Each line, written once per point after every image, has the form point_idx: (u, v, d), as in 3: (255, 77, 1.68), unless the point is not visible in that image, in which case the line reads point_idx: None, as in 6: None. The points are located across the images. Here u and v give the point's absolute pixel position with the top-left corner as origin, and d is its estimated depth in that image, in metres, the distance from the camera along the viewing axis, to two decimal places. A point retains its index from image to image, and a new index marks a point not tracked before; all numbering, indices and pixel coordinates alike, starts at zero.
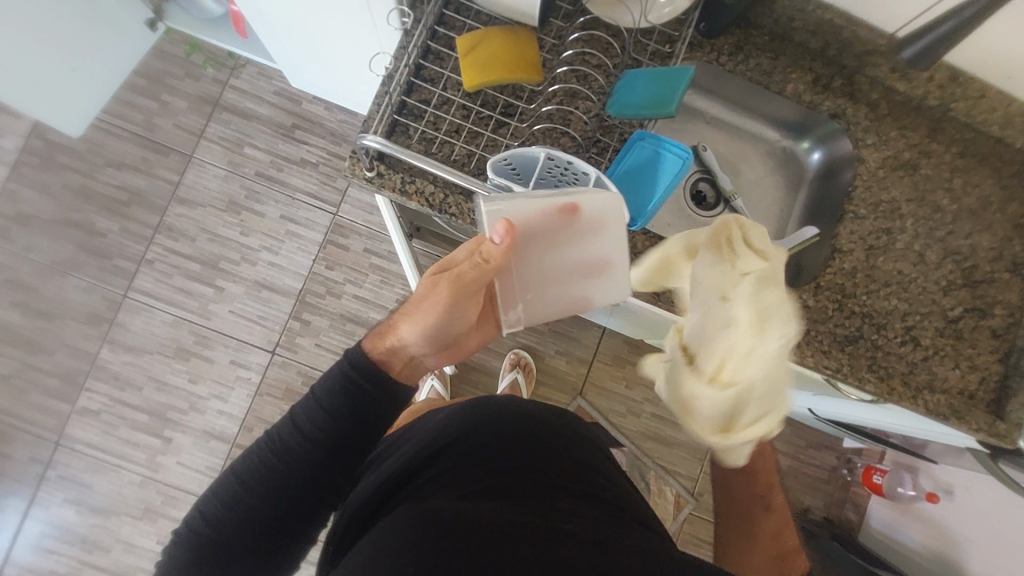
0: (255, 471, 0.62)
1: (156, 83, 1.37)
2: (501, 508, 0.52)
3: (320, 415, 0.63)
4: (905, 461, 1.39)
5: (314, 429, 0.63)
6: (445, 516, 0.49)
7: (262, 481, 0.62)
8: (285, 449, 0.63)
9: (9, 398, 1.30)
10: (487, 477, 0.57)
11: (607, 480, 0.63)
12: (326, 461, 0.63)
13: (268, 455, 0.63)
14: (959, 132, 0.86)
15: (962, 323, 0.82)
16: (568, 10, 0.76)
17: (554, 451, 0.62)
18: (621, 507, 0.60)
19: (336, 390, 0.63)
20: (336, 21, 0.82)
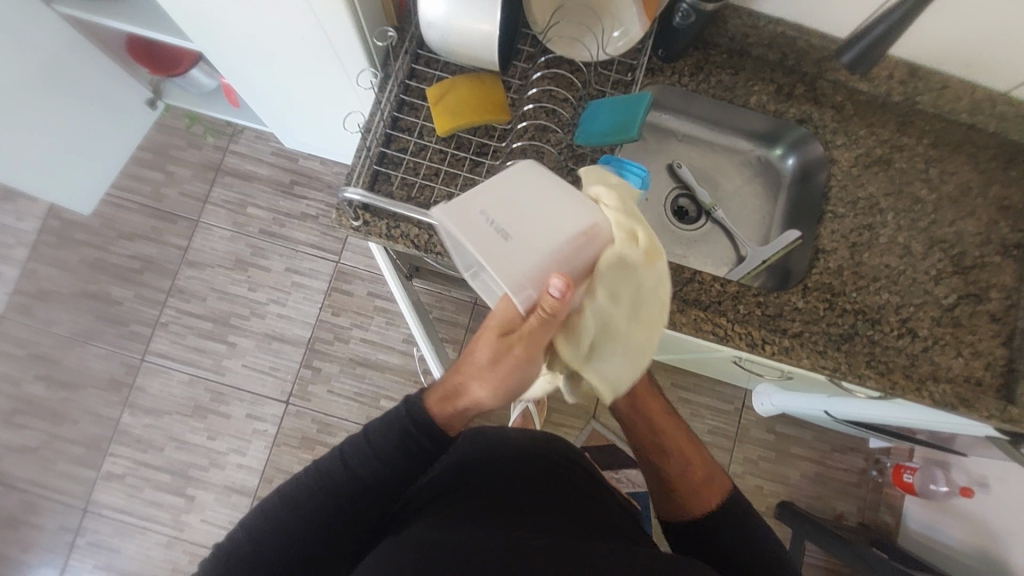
0: (298, 512, 0.60)
1: (161, 155, 1.45)
2: (480, 529, 0.54)
3: (374, 459, 0.61)
4: (935, 456, 1.35)
5: (360, 468, 0.61)
6: (427, 545, 0.52)
7: (295, 516, 0.60)
8: (331, 483, 0.61)
9: (37, 469, 1.33)
10: (468, 501, 0.59)
11: (593, 497, 0.66)
12: (365, 511, 0.62)
13: (313, 495, 0.61)
14: (928, 124, 0.88)
15: (958, 311, 0.82)
16: (531, 52, 0.81)
17: (533, 474, 0.65)
18: (597, 517, 0.62)
19: (391, 435, 0.61)
20: (317, 84, 0.88)
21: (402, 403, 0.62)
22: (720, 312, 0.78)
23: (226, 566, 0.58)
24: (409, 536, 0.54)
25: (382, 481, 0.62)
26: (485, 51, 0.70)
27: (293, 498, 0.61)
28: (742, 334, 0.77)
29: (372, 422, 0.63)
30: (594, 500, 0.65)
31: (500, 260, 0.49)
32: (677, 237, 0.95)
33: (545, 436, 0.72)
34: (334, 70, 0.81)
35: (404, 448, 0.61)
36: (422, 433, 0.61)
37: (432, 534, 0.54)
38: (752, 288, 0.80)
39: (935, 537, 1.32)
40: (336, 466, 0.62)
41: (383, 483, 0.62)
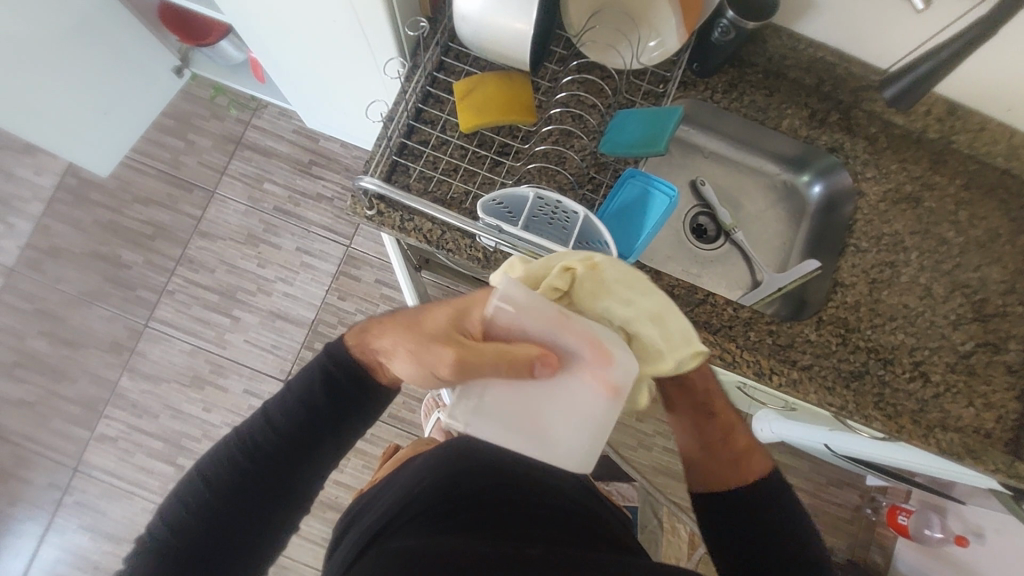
0: (230, 471, 0.63)
1: (183, 123, 1.45)
2: (467, 540, 0.54)
3: (292, 413, 0.64)
4: (932, 500, 1.33)
5: (282, 424, 0.64)
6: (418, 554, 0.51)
7: (229, 483, 0.63)
8: (256, 448, 0.64)
9: (32, 424, 1.34)
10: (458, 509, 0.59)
11: (576, 505, 0.65)
12: (289, 466, 0.64)
13: (242, 455, 0.64)
14: (962, 165, 0.85)
15: (974, 359, 0.80)
16: (563, 54, 0.79)
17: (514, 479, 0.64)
18: (582, 526, 0.61)
19: (312, 383, 0.64)
20: (344, 68, 0.87)
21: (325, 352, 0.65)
22: (731, 337, 0.76)
23: (172, 540, 0.61)
24: (399, 546, 0.53)
25: (301, 435, 0.64)
26: (517, 50, 0.69)
27: (221, 467, 0.63)
28: (750, 361, 0.76)
29: (293, 378, 0.66)
30: (575, 506, 0.65)
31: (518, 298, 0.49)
32: (692, 255, 0.93)
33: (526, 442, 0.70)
34: (362, 55, 0.80)
35: (326, 399, 0.64)
36: (342, 373, 0.64)
37: (422, 543, 0.53)
38: (765, 316, 0.79)
39: None
40: (257, 425, 0.65)
41: (302, 436, 0.64)
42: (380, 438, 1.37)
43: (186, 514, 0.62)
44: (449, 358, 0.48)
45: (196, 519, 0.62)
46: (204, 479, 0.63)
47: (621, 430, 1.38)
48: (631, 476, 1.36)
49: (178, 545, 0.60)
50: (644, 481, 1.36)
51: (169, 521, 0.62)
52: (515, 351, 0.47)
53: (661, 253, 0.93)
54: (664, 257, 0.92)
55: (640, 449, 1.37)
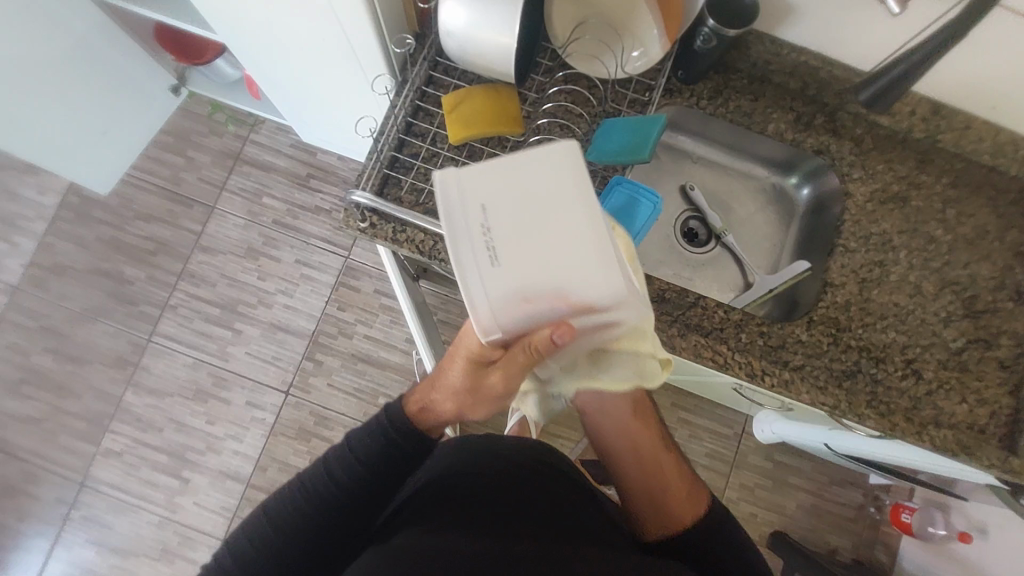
0: (290, 519, 0.60)
1: (183, 140, 1.47)
2: (463, 538, 0.55)
3: (360, 465, 0.62)
4: (936, 497, 1.32)
5: (341, 474, 0.62)
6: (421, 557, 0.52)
7: (286, 528, 0.60)
8: (314, 495, 0.62)
9: (39, 440, 1.36)
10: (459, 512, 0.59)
11: (580, 506, 0.66)
12: (352, 517, 0.62)
13: (300, 503, 0.61)
14: (949, 163, 0.86)
15: (966, 355, 0.80)
16: (549, 66, 0.81)
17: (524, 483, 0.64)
18: (585, 528, 0.62)
19: (370, 442, 0.63)
20: (337, 85, 0.89)
21: (382, 411, 0.64)
22: (722, 339, 0.77)
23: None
24: (400, 547, 0.54)
25: (362, 488, 0.62)
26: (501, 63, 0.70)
27: (282, 507, 0.61)
28: (741, 362, 0.77)
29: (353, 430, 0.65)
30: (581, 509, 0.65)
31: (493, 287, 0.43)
32: (684, 258, 0.94)
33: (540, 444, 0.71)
34: (352, 71, 0.82)
35: (387, 458, 0.63)
36: (398, 434, 0.62)
37: (423, 546, 0.53)
38: (756, 317, 0.79)
39: None
40: (316, 474, 0.63)
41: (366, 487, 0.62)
42: None
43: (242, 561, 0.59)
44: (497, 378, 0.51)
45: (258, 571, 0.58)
46: (263, 522, 0.61)
47: None
48: None
49: None
50: None
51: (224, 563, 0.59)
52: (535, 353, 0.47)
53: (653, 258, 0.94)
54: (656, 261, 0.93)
55: None
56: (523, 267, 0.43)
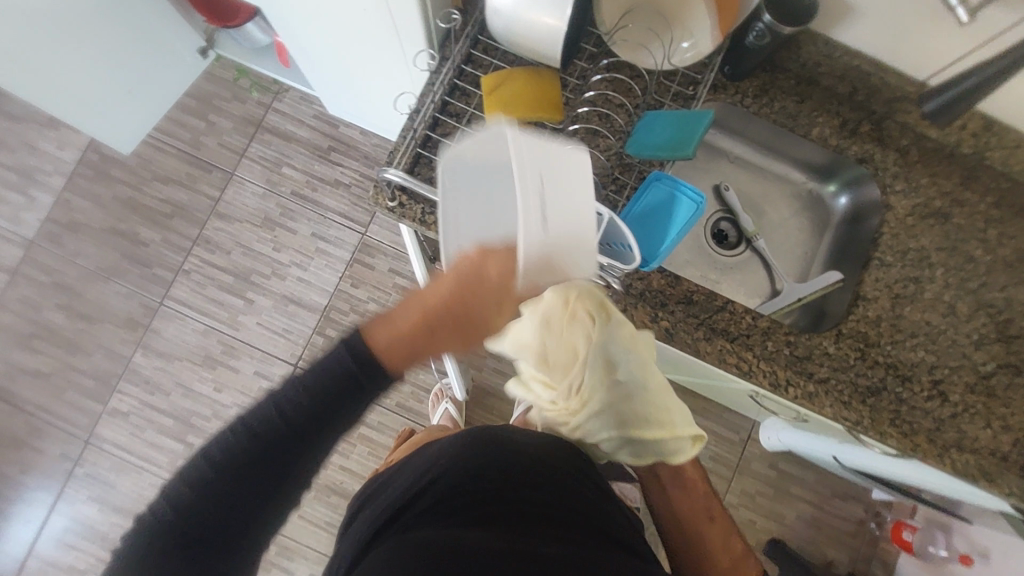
0: (230, 455, 0.54)
1: (205, 104, 1.45)
2: (486, 536, 0.54)
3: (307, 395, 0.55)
4: (938, 518, 1.33)
5: (295, 415, 0.55)
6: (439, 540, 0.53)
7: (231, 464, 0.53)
8: (261, 432, 0.54)
9: (46, 395, 1.36)
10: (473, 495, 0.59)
11: (599, 507, 0.65)
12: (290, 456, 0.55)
13: (245, 442, 0.54)
14: (995, 182, 0.83)
15: (994, 381, 0.79)
16: (593, 52, 0.78)
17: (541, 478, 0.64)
18: (606, 532, 0.61)
19: (329, 374, 0.56)
20: (371, 58, 0.86)
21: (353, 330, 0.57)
22: (747, 346, 0.76)
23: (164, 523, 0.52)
24: (416, 534, 0.54)
25: (308, 418, 0.55)
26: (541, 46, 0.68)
27: (226, 445, 0.54)
28: (766, 371, 0.76)
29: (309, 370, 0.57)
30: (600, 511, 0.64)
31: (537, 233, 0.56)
32: (711, 260, 0.92)
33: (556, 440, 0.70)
34: (388, 43, 0.79)
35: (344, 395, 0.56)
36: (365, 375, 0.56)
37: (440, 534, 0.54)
38: (784, 325, 0.78)
39: None
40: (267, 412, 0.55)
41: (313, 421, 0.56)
42: (386, 426, 1.38)
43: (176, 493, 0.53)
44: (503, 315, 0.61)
45: (191, 505, 0.53)
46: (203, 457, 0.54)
47: None
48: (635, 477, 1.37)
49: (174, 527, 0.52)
50: None
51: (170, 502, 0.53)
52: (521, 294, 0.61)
53: (680, 257, 0.92)
54: (682, 261, 0.91)
55: None
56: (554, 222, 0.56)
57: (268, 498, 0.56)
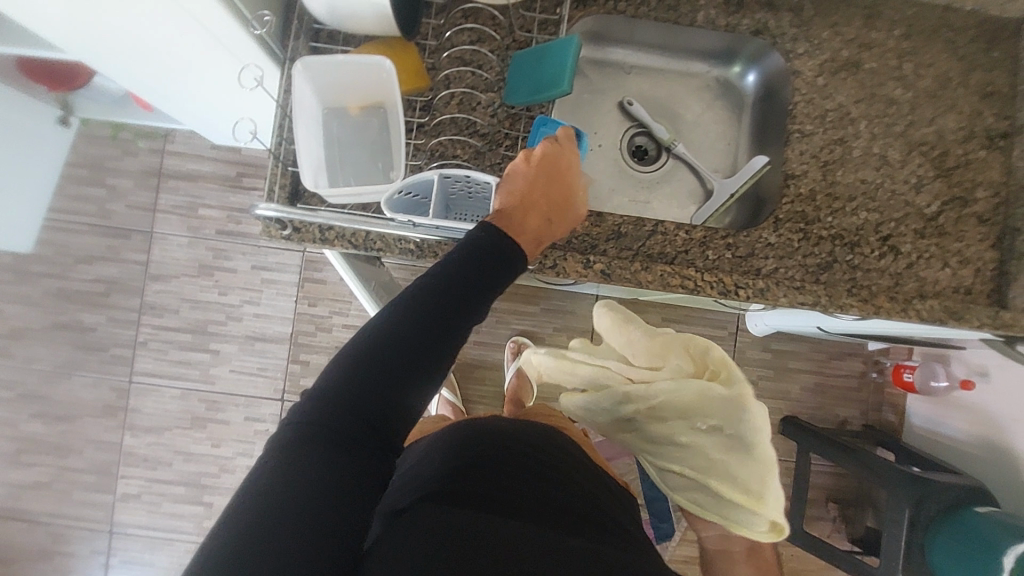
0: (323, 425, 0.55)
1: (97, 169, 1.36)
2: (500, 522, 0.57)
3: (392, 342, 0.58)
4: (935, 352, 1.34)
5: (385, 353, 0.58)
6: (448, 532, 0.54)
7: (341, 421, 0.55)
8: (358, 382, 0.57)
9: (55, 503, 1.35)
10: (467, 485, 0.61)
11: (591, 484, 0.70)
12: (386, 412, 0.57)
13: (346, 396, 0.56)
14: (899, 12, 0.78)
15: (942, 219, 0.76)
16: (442, 4, 0.71)
17: (544, 463, 0.68)
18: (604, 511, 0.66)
19: (412, 323, 0.59)
20: (220, 80, 0.79)
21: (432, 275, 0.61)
22: (687, 263, 0.73)
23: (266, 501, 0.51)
24: (433, 521, 0.55)
25: (398, 362, 0.58)
26: (367, 89, 0.66)
27: (324, 407, 0.56)
28: (712, 282, 0.72)
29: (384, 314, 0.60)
30: (595, 490, 0.69)
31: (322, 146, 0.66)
32: (638, 181, 0.89)
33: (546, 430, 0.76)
34: (222, 59, 0.72)
35: (434, 323, 0.60)
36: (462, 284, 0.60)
37: (445, 522, 0.55)
38: (720, 230, 0.75)
39: (937, 430, 1.33)
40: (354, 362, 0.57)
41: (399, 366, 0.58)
42: None
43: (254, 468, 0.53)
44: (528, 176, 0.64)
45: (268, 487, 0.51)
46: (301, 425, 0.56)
47: None
48: None
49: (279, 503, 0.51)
50: None
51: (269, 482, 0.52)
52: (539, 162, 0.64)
53: (605, 187, 0.87)
54: (608, 191, 0.87)
55: None
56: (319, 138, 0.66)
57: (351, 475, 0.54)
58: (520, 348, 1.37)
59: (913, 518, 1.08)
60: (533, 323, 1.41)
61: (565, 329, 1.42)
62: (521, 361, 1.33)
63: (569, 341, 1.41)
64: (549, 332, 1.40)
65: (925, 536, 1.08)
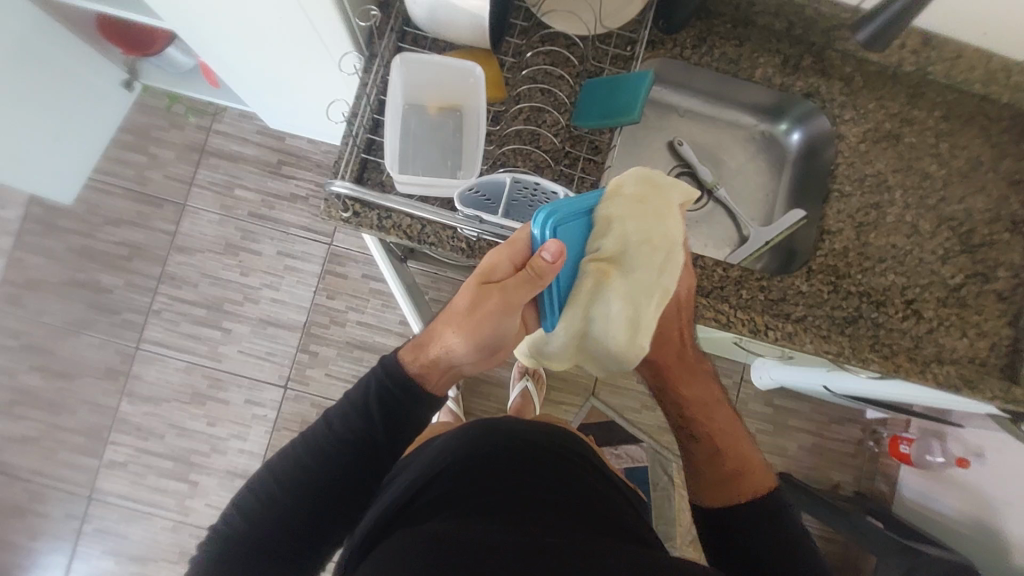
0: (287, 480, 0.67)
1: (143, 136, 1.39)
2: (493, 526, 0.56)
3: (374, 401, 0.68)
4: (931, 427, 1.35)
5: (343, 430, 0.68)
6: (431, 533, 0.55)
7: (294, 478, 0.67)
8: (320, 452, 0.67)
9: (39, 459, 1.34)
10: (479, 493, 0.62)
11: (593, 490, 0.69)
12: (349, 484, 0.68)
13: (305, 460, 0.67)
14: (941, 95, 0.83)
15: (964, 291, 0.80)
16: (524, 27, 0.75)
17: (544, 470, 0.67)
18: (605, 515, 0.64)
19: (371, 398, 0.68)
20: (299, 67, 0.83)
21: (380, 366, 0.69)
22: (723, 299, 0.76)
23: (242, 528, 0.66)
24: (424, 529, 0.56)
25: (350, 450, 0.68)
26: (450, 91, 0.72)
27: (288, 462, 0.68)
28: (745, 320, 0.75)
29: (351, 390, 0.70)
30: (598, 495, 0.68)
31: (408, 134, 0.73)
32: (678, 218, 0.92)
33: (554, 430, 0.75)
34: (315, 51, 0.76)
35: (386, 415, 0.68)
36: (397, 388, 0.68)
37: (449, 531, 0.55)
38: (755, 272, 0.78)
39: (929, 505, 1.34)
40: (320, 428, 0.69)
41: (370, 425, 0.68)
42: None
43: (266, 490, 0.67)
44: (495, 297, 0.60)
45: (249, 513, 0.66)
46: (269, 476, 0.68)
47: (624, 394, 1.40)
48: (637, 438, 1.40)
49: (250, 534, 0.65)
50: (652, 441, 1.40)
51: (244, 511, 0.67)
52: (509, 292, 0.60)
53: None
54: None
55: (644, 411, 1.40)
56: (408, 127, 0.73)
57: (310, 522, 0.66)
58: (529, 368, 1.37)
59: None
60: None
61: None
62: (529, 382, 1.32)
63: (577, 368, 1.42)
64: None
65: None
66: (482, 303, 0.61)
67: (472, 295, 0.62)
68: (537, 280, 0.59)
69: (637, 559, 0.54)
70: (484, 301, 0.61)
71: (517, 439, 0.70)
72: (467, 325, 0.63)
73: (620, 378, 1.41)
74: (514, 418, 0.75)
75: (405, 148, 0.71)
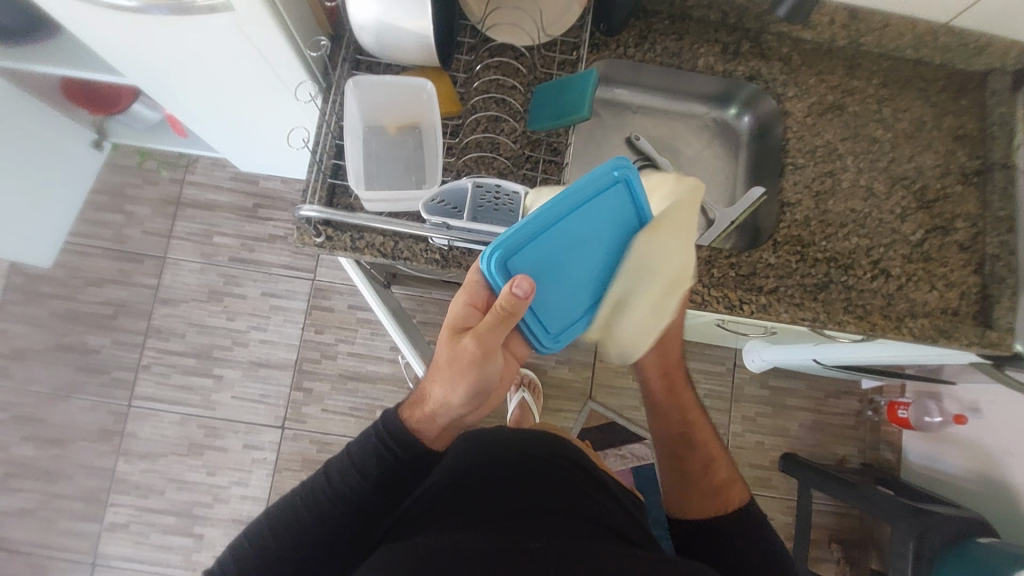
0: (281, 528, 0.62)
1: (118, 196, 1.41)
2: (473, 537, 0.56)
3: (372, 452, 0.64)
4: (927, 389, 1.37)
5: (340, 482, 0.64)
6: (410, 548, 0.55)
7: (290, 533, 0.62)
8: (318, 505, 0.63)
9: (40, 531, 1.31)
10: (465, 505, 0.62)
11: (582, 490, 0.68)
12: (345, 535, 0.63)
13: (301, 511, 0.63)
14: (876, 64, 0.88)
15: (927, 245, 0.83)
16: (473, 43, 0.79)
17: (532, 477, 0.67)
18: (591, 515, 0.64)
19: (369, 448, 0.65)
20: (260, 104, 0.85)
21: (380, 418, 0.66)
22: (696, 279, 0.78)
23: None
24: (404, 545, 0.56)
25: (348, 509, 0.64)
26: (406, 110, 0.75)
27: (285, 513, 0.63)
28: (719, 297, 0.77)
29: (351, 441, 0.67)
30: (587, 496, 0.68)
31: (372, 153, 0.75)
32: None
33: (546, 436, 0.74)
34: (273, 86, 0.78)
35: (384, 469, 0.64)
36: (397, 442, 0.64)
37: (433, 542, 0.55)
38: (724, 251, 0.80)
39: (935, 467, 1.35)
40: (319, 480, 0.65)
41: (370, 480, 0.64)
42: None
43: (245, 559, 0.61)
44: (470, 344, 0.57)
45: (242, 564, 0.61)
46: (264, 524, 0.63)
47: (621, 394, 1.41)
48: (640, 435, 1.40)
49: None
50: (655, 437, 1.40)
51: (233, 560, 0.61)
52: (484, 335, 0.57)
53: None
54: None
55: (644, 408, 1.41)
56: (370, 147, 0.75)
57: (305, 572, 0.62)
58: (524, 380, 1.37)
59: (917, 552, 1.08)
60: (536, 355, 1.42)
61: (568, 361, 1.43)
62: (525, 392, 1.32)
63: (572, 374, 1.42)
64: (552, 364, 1.41)
65: (930, 570, 1.07)
66: (459, 350, 0.58)
67: (448, 347, 0.59)
68: (508, 317, 0.56)
69: (617, 562, 0.54)
70: (461, 350, 0.58)
71: (503, 447, 0.70)
72: (450, 375, 0.59)
73: (615, 377, 1.42)
74: (500, 428, 0.75)
75: (371, 168, 0.74)
